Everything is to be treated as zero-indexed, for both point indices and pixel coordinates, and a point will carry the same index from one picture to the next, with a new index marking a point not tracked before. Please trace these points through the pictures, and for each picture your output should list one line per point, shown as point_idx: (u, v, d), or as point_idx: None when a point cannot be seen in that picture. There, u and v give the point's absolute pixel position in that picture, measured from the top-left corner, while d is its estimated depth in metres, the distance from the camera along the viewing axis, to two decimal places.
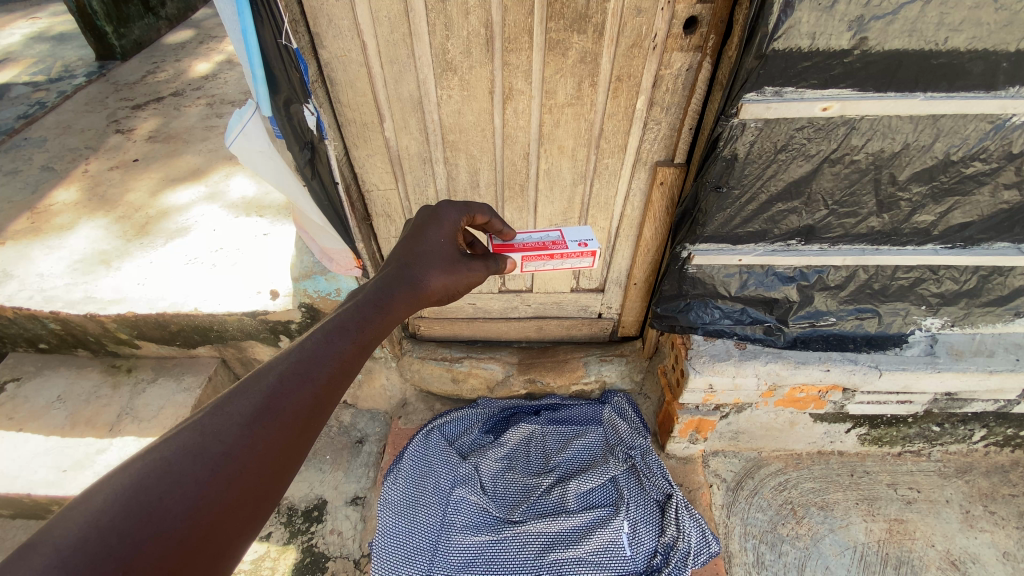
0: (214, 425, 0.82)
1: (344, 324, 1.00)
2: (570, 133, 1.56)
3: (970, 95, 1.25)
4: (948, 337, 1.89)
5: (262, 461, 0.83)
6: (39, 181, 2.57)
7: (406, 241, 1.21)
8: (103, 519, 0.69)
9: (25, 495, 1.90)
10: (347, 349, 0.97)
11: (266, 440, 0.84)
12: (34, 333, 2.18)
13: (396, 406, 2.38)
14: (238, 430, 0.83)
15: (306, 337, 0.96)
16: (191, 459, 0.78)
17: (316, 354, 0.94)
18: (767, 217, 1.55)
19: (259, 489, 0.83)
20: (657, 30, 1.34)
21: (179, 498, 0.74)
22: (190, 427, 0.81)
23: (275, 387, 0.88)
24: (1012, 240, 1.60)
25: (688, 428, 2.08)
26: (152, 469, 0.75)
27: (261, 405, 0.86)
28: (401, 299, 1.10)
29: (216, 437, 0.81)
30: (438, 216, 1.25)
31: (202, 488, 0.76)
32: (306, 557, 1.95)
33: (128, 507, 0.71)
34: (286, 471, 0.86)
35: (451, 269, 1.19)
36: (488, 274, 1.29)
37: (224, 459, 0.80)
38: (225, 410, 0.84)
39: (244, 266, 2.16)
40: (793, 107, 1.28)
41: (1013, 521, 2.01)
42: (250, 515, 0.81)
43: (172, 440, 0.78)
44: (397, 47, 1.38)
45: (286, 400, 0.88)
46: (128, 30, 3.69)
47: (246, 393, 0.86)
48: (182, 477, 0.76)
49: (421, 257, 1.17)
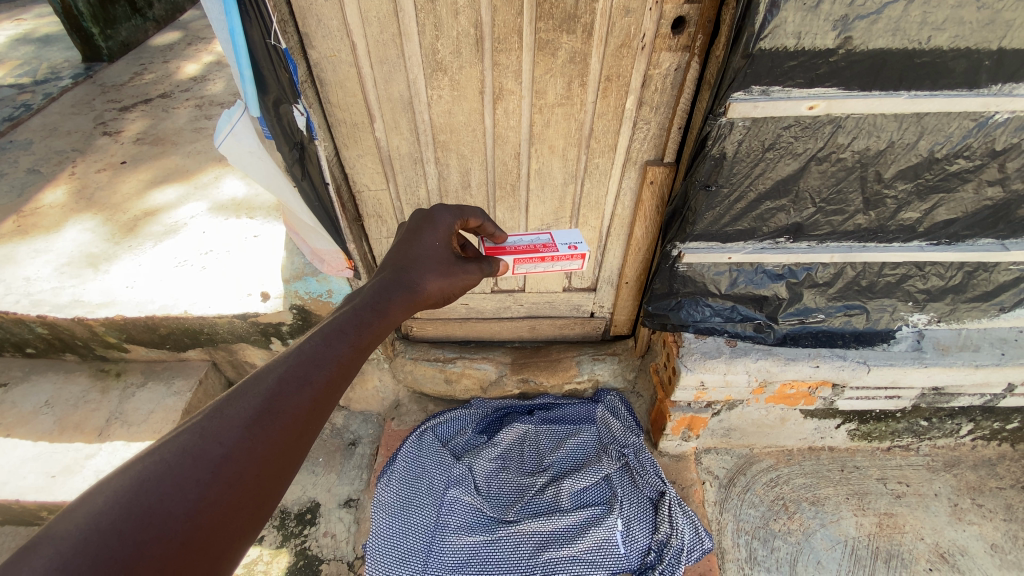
0: (214, 427, 0.81)
1: (342, 328, 1.00)
2: (560, 132, 1.57)
3: (953, 93, 1.27)
4: (934, 333, 1.92)
5: (263, 463, 0.83)
6: (25, 184, 2.54)
7: (401, 246, 1.21)
8: (105, 521, 0.68)
9: (14, 502, 1.88)
10: (345, 352, 0.97)
11: (266, 442, 0.84)
12: (21, 338, 2.16)
13: (389, 407, 2.37)
14: (238, 432, 0.82)
15: (304, 341, 0.96)
16: (192, 460, 0.77)
17: (315, 356, 0.94)
18: (756, 214, 1.56)
19: (259, 491, 0.82)
20: (646, 30, 1.35)
21: (179, 500, 0.74)
22: (191, 429, 0.80)
23: (275, 389, 0.88)
24: (996, 236, 1.62)
25: (680, 425, 2.09)
26: (153, 471, 0.74)
27: (260, 407, 0.86)
28: (398, 303, 1.10)
29: (217, 439, 0.80)
30: (432, 219, 1.26)
31: (202, 488, 0.76)
32: (300, 560, 1.95)
33: (129, 509, 0.70)
34: (287, 474, 0.86)
35: (447, 273, 1.19)
36: (483, 276, 1.29)
37: (225, 461, 0.79)
38: (225, 412, 0.83)
39: (234, 268, 2.15)
40: (779, 106, 1.30)
41: (1000, 513, 2.04)
42: (252, 516, 0.81)
43: (172, 441, 0.78)
44: (387, 47, 1.38)
45: (285, 403, 0.88)
46: (115, 31, 3.65)
47: (246, 396, 0.86)
48: (183, 479, 0.76)
49: (418, 261, 1.18)
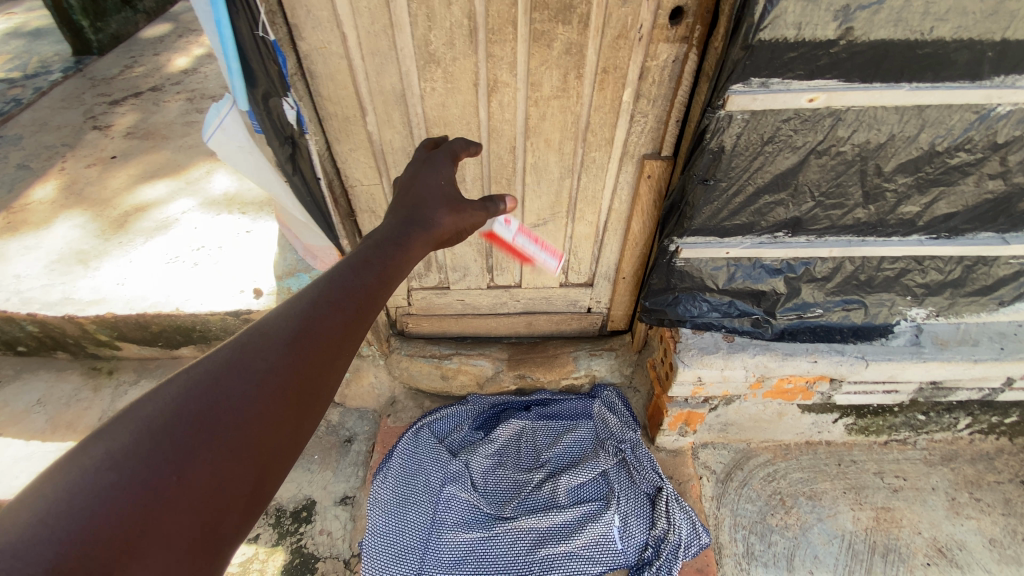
0: (254, 343, 0.78)
1: (369, 258, 0.94)
2: (556, 125, 1.54)
3: (955, 85, 1.25)
4: (933, 328, 1.90)
5: (303, 381, 0.79)
6: (14, 179, 2.50)
7: (405, 187, 1.18)
8: (154, 426, 0.66)
9: (5, 502, 1.86)
10: (374, 281, 0.92)
11: (306, 360, 0.80)
12: (12, 336, 2.13)
13: (385, 404, 2.35)
14: (279, 349, 0.79)
15: (334, 267, 0.91)
16: (234, 373, 0.74)
17: (347, 281, 0.89)
18: (754, 209, 1.55)
19: (301, 407, 0.79)
20: (643, 20, 1.32)
21: (225, 409, 0.71)
22: (231, 345, 0.77)
23: (311, 310, 0.84)
24: (996, 230, 1.60)
25: (677, 421, 2.08)
26: (198, 381, 0.71)
27: (299, 326, 0.82)
28: (418, 237, 1.05)
29: (258, 355, 0.77)
30: (431, 164, 1.24)
31: (247, 400, 0.73)
32: (296, 558, 1.93)
33: (178, 415, 0.68)
34: (328, 394, 0.82)
35: (456, 209, 1.15)
36: (488, 216, 1.25)
37: (267, 376, 0.76)
38: (265, 331, 0.79)
39: (226, 264, 2.12)
40: (779, 98, 1.28)
41: (998, 507, 2.04)
42: (296, 433, 0.78)
43: (214, 357, 0.75)
44: (378, 39, 1.35)
45: (321, 324, 0.83)
46: (105, 24, 3.59)
47: (282, 316, 0.82)
48: (228, 391, 0.73)
49: (428, 199, 1.14)
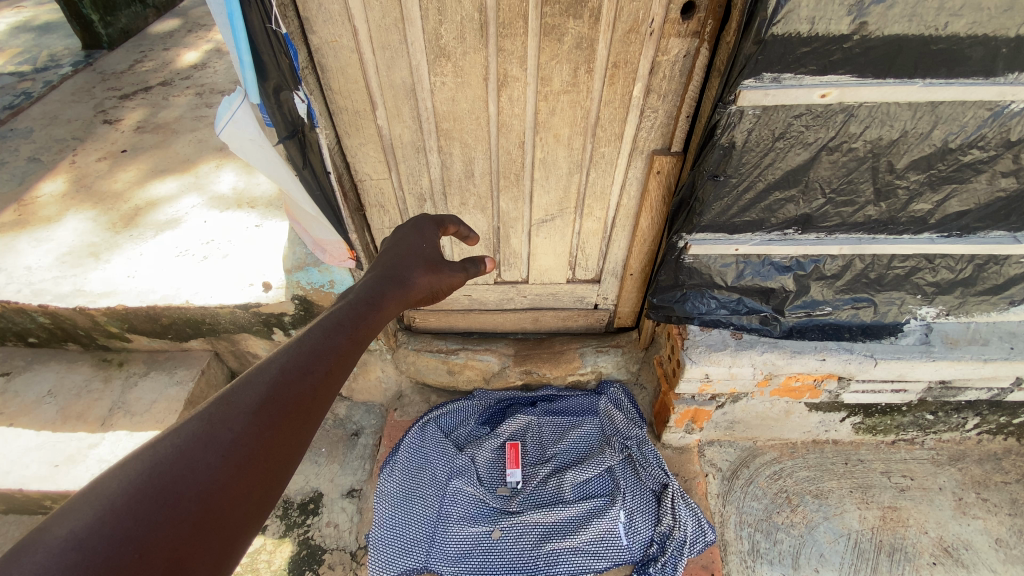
0: (220, 412, 0.76)
1: (341, 320, 0.95)
2: (566, 120, 1.54)
3: (969, 82, 1.24)
4: (943, 326, 1.88)
5: (270, 449, 0.77)
6: (26, 173, 2.52)
7: (387, 250, 1.20)
8: (119, 502, 0.64)
9: (17, 491, 1.88)
10: (343, 344, 0.92)
11: (272, 428, 0.79)
12: (23, 327, 2.16)
13: (392, 398, 2.36)
14: (246, 418, 0.77)
15: (304, 333, 0.91)
16: (201, 445, 0.72)
17: (316, 347, 0.89)
18: (764, 206, 1.54)
19: (267, 475, 0.76)
20: (655, 15, 1.32)
21: (190, 482, 0.69)
22: (199, 416, 0.75)
23: (280, 376, 0.83)
24: (1008, 228, 1.59)
25: (684, 418, 2.07)
26: (164, 455, 0.70)
27: (266, 394, 0.81)
28: (392, 297, 1.06)
29: (225, 425, 0.75)
30: (415, 227, 1.27)
31: (213, 471, 0.71)
32: (303, 550, 1.95)
33: (143, 489, 0.66)
34: (295, 459, 0.80)
35: (433, 269, 1.16)
36: (469, 277, 1.25)
37: (235, 445, 0.74)
38: (233, 400, 0.78)
39: (236, 258, 2.14)
40: (791, 93, 1.27)
41: (1005, 507, 2.03)
42: (261, 500, 0.75)
43: (182, 428, 0.73)
44: (388, 33, 1.36)
45: (289, 390, 0.82)
46: (115, 18, 3.61)
47: (250, 383, 0.81)
48: (194, 463, 0.71)
49: (404, 259, 1.16)
